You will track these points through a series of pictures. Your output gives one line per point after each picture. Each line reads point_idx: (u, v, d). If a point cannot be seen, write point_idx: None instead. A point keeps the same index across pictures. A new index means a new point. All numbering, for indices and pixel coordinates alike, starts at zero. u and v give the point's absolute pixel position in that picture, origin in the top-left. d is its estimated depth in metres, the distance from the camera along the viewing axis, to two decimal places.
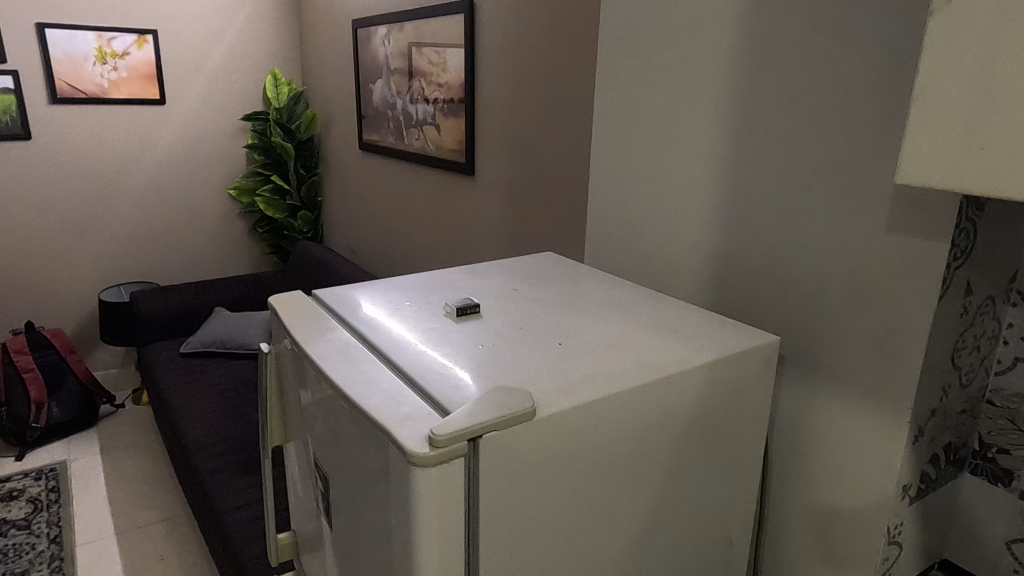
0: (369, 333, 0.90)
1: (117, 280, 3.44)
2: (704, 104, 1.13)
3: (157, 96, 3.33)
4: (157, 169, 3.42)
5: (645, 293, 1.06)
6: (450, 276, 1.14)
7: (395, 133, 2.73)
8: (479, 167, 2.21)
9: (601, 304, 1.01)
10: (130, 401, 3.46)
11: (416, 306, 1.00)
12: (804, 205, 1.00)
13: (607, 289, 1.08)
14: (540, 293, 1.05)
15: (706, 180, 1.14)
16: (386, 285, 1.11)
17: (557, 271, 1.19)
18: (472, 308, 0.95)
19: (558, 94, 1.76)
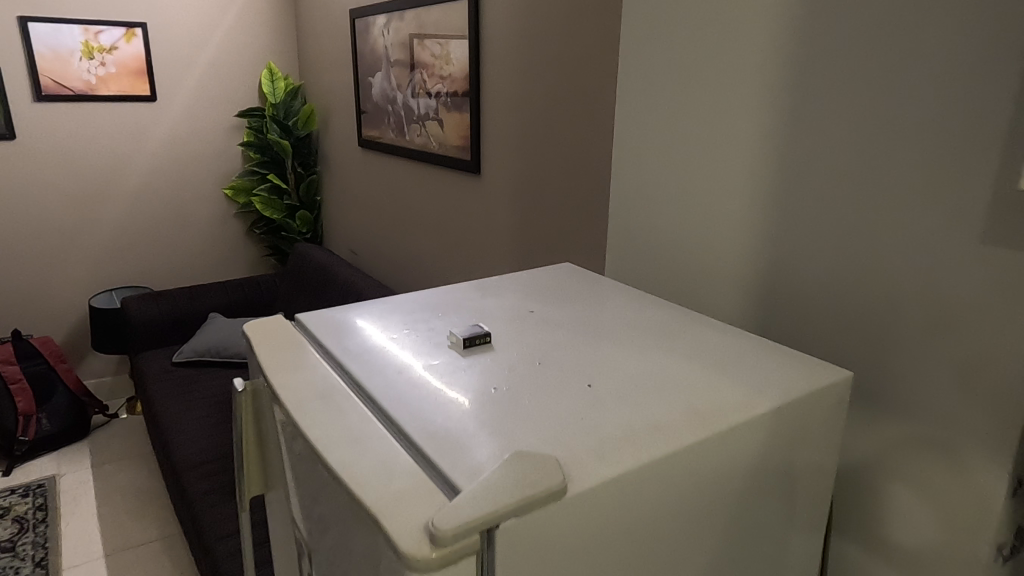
0: (359, 370, 0.75)
1: (108, 285, 3.31)
2: (745, 93, 0.98)
3: (148, 92, 3.19)
4: (149, 169, 3.28)
5: (683, 314, 0.90)
6: (455, 293, 0.99)
7: (396, 129, 2.58)
8: (485, 165, 2.06)
9: (634, 327, 0.86)
10: (124, 411, 3.33)
11: (417, 333, 0.85)
12: (871, 212, 0.85)
13: (640, 310, 0.92)
14: (561, 315, 0.90)
15: (749, 183, 0.99)
16: (381, 305, 0.96)
17: (578, 286, 1.04)
18: (482, 338, 0.80)
19: (571, 85, 1.60)
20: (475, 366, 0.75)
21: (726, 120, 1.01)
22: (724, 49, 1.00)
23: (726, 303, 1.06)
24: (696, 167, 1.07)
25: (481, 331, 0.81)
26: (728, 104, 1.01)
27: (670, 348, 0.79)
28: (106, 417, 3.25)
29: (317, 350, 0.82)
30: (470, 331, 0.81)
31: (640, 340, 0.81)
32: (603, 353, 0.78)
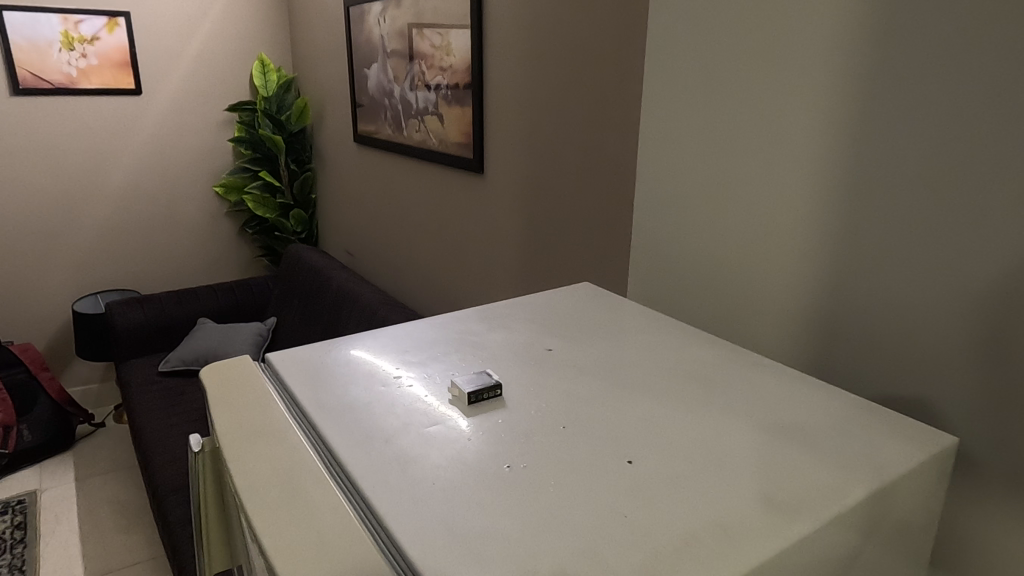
0: (334, 438, 0.59)
1: (94, 288, 3.16)
2: (807, 84, 0.82)
3: (133, 86, 3.03)
4: (135, 167, 3.12)
5: (737, 352, 0.75)
6: (459, 326, 0.83)
7: (393, 124, 2.42)
8: (488, 164, 1.90)
9: (675, 372, 0.71)
10: (112, 420, 3.19)
11: (412, 379, 0.70)
12: (960, 232, 0.69)
13: (680, 346, 0.77)
14: (585, 356, 0.75)
15: (811, 192, 0.83)
16: (370, 340, 0.81)
17: (603, 314, 0.89)
18: (490, 392, 0.65)
19: (586, 77, 1.45)
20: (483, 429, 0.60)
21: (784, 115, 0.85)
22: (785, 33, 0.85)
23: (781, 331, 0.90)
24: (745, 172, 0.92)
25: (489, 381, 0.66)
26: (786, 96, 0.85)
27: (726, 404, 0.64)
28: (93, 427, 3.11)
29: (286, 406, 0.67)
30: (474, 383, 0.65)
31: (686, 392, 0.66)
32: (644, 409, 0.63)
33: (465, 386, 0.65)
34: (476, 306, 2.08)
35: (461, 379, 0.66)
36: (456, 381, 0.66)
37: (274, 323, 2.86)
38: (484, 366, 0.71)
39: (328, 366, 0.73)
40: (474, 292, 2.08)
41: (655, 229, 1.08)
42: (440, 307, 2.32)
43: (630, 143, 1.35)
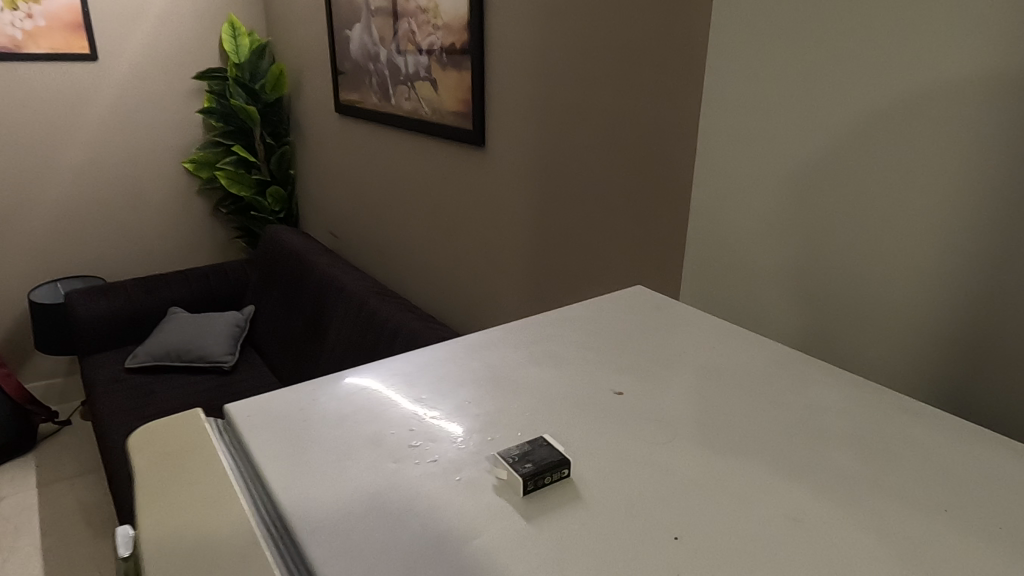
0: (297, 522, 0.43)
1: (53, 275, 2.89)
2: (952, 112, 0.85)
3: (88, 51, 2.73)
4: (93, 141, 2.83)
5: (867, 404, 0.58)
6: (486, 354, 0.64)
7: (379, 91, 2.17)
8: (491, 136, 1.67)
9: (801, 434, 0.53)
10: (78, 417, 2.95)
11: (435, 439, 0.51)
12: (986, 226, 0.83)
13: (789, 391, 0.60)
14: (662, 404, 0.56)
15: (939, 212, 0.88)
16: (373, 370, 0.62)
17: (670, 334, 0.70)
18: (557, 473, 0.46)
19: (616, 32, 1.23)
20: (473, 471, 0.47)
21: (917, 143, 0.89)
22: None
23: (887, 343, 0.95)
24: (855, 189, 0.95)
25: (552, 454, 0.48)
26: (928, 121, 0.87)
27: (881, 487, 0.47)
28: (57, 425, 2.87)
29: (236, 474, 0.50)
30: (526, 465, 0.46)
31: (820, 468, 0.49)
32: (780, 502, 0.46)
33: (515, 461, 0.47)
34: (479, 295, 1.87)
35: (508, 451, 0.48)
36: (508, 453, 0.48)
37: (252, 312, 2.64)
38: (540, 427, 0.52)
39: (307, 411, 0.55)
40: (476, 279, 1.87)
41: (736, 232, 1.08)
42: (435, 296, 2.10)
43: (675, 110, 1.13)
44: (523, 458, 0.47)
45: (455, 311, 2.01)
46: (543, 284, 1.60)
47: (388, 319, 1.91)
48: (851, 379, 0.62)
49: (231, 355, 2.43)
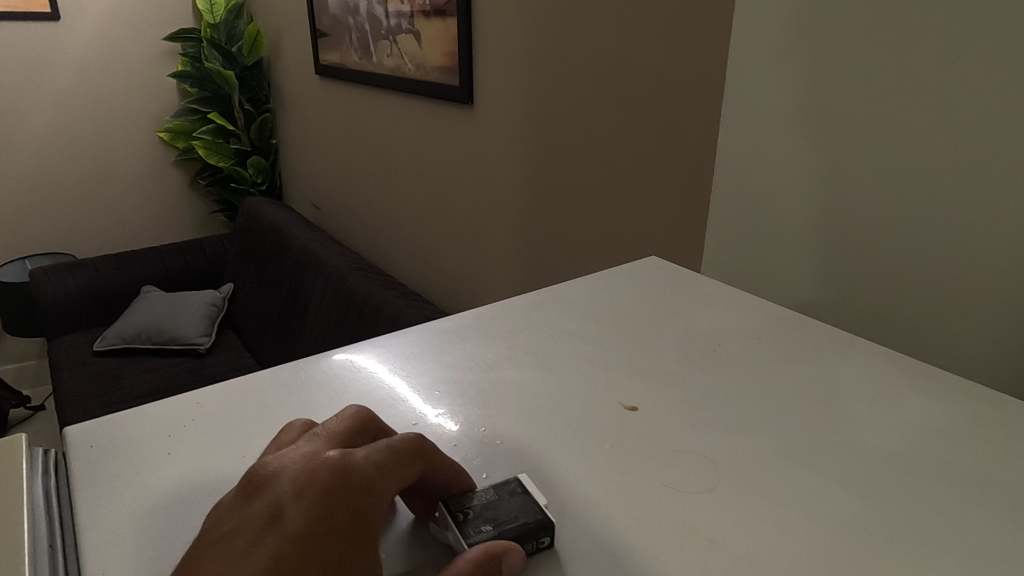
0: None
1: (22, 252, 2.73)
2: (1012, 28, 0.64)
3: (49, 9, 2.53)
4: (59, 108, 2.65)
5: (938, 431, 0.45)
6: (449, 359, 0.52)
7: (360, 48, 1.98)
8: (479, 92, 1.49)
9: (857, 481, 0.41)
10: (53, 401, 2.79)
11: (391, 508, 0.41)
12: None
13: (840, 410, 0.47)
14: (684, 431, 0.45)
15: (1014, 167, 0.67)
16: (316, 375, 0.51)
17: (687, 321, 0.58)
18: (528, 544, 0.36)
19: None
20: (431, 522, 0.39)
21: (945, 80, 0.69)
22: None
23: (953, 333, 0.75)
24: (912, 161, 0.73)
25: (526, 508, 0.38)
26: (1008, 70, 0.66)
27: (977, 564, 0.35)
28: (31, 410, 2.72)
29: (55, 565, 0.38)
30: (487, 527, 0.36)
31: (880, 538, 0.37)
32: None
33: (467, 522, 0.37)
34: (469, 271, 1.69)
35: (460, 505, 0.38)
36: (464, 507, 0.38)
37: (231, 291, 2.49)
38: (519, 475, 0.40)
39: (200, 452, 0.44)
40: (465, 253, 1.69)
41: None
42: (424, 272, 1.93)
43: (697, 53, 0.96)
44: (480, 516, 0.37)
45: (445, 288, 1.84)
46: (540, 258, 1.43)
47: (370, 298, 1.75)
48: (915, 390, 0.50)
49: (206, 337, 2.28)
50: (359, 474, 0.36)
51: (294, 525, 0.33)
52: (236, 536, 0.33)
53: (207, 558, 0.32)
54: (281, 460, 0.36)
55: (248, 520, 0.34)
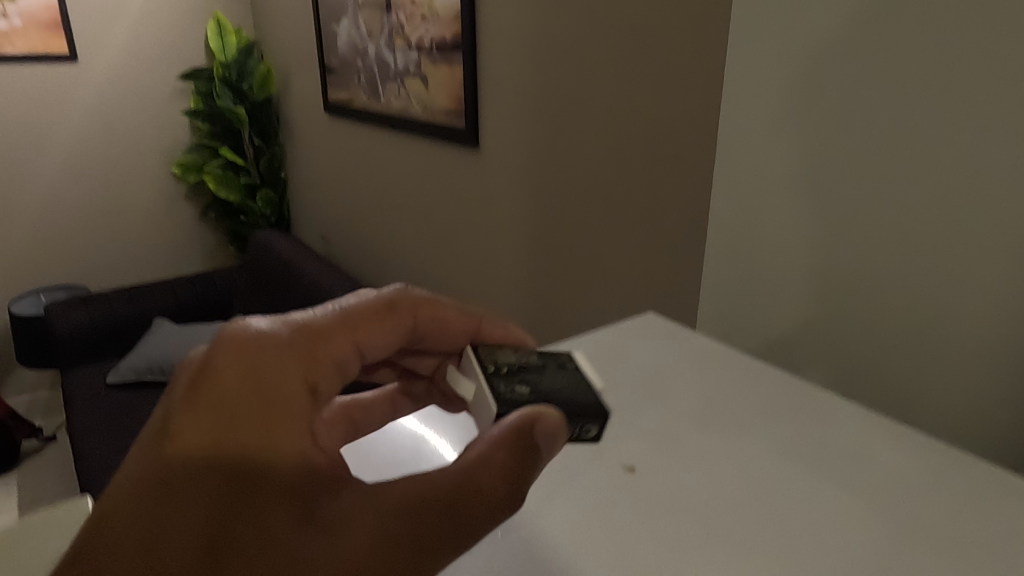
0: None
1: (36, 285, 2.78)
2: None
3: (67, 51, 2.62)
4: (75, 145, 2.73)
5: (906, 488, 0.50)
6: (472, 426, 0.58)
7: (368, 88, 2.05)
8: (485, 136, 1.55)
9: (833, 539, 0.45)
10: (63, 432, 2.83)
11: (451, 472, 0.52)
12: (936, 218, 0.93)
13: (822, 471, 0.52)
14: (680, 492, 0.49)
15: None
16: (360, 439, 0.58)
17: (681, 380, 0.63)
18: (576, 426, 0.46)
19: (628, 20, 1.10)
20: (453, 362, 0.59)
21: None
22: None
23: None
24: None
25: (582, 392, 0.48)
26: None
27: None
28: (42, 441, 2.75)
29: None
30: (543, 397, 0.47)
31: None
32: None
33: (504, 374, 0.49)
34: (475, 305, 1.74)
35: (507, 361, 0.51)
36: (499, 360, 0.51)
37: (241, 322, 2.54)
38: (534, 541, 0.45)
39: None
40: (471, 288, 1.74)
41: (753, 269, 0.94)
42: None
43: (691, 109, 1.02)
44: (516, 377, 0.49)
45: None
46: (542, 296, 1.47)
47: None
48: (891, 449, 0.54)
49: None
50: (267, 337, 0.46)
51: (221, 395, 0.43)
52: (171, 421, 0.41)
53: (164, 443, 0.41)
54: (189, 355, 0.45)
55: (179, 404, 0.42)
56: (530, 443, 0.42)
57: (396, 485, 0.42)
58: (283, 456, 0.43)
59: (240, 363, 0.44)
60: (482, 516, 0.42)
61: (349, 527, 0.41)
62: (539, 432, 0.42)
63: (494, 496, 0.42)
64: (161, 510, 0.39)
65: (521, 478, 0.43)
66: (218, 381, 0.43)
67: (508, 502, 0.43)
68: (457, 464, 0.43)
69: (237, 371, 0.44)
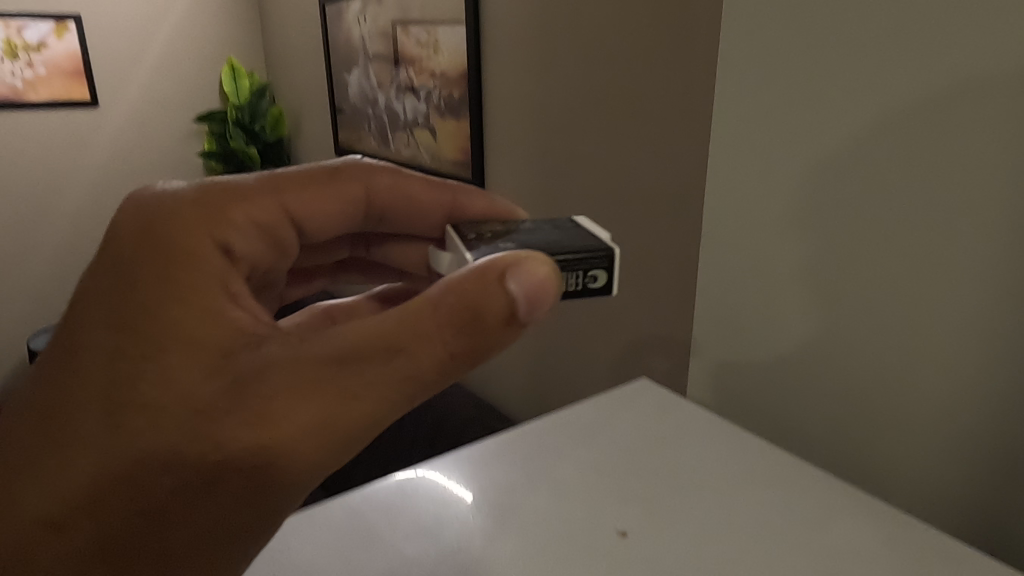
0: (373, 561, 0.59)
1: (54, 321, 2.86)
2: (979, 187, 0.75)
3: (88, 97, 2.71)
4: (94, 185, 2.83)
5: (860, 553, 0.58)
6: (477, 478, 0.69)
7: (378, 135, 2.15)
8: (493, 187, 1.66)
9: None
10: None
11: (430, 473, 0.69)
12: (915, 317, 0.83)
13: (769, 527, 0.61)
14: (661, 548, 0.59)
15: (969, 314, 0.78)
16: (385, 497, 0.67)
17: (669, 449, 0.72)
18: (573, 277, 0.55)
19: (632, 90, 1.24)
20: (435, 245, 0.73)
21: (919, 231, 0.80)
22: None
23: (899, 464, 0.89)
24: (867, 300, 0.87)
25: (582, 242, 0.58)
26: (974, 224, 0.76)
27: None
28: None
29: None
30: (556, 245, 0.56)
31: None
32: None
33: (492, 241, 0.60)
34: None
35: (493, 231, 0.63)
36: (483, 232, 0.64)
37: None
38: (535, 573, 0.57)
39: (311, 556, 0.60)
40: None
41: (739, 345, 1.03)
42: None
43: None
44: (504, 241, 0.60)
45: None
46: (549, 336, 1.57)
47: None
48: (858, 519, 0.62)
49: None
50: (200, 194, 0.52)
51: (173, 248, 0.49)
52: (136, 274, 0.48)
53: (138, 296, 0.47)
54: (137, 217, 0.50)
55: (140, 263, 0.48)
56: (504, 285, 0.48)
57: (324, 347, 0.48)
58: (223, 320, 0.47)
59: (193, 236, 0.50)
60: (399, 380, 0.48)
61: (277, 391, 0.47)
62: (516, 279, 0.48)
63: (433, 348, 0.48)
64: (112, 352, 0.47)
65: (461, 336, 0.48)
66: (168, 252, 0.49)
67: (439, 357, 0.48)
68: (392, 319, 0.49)
69: (189, 245, 0.49)
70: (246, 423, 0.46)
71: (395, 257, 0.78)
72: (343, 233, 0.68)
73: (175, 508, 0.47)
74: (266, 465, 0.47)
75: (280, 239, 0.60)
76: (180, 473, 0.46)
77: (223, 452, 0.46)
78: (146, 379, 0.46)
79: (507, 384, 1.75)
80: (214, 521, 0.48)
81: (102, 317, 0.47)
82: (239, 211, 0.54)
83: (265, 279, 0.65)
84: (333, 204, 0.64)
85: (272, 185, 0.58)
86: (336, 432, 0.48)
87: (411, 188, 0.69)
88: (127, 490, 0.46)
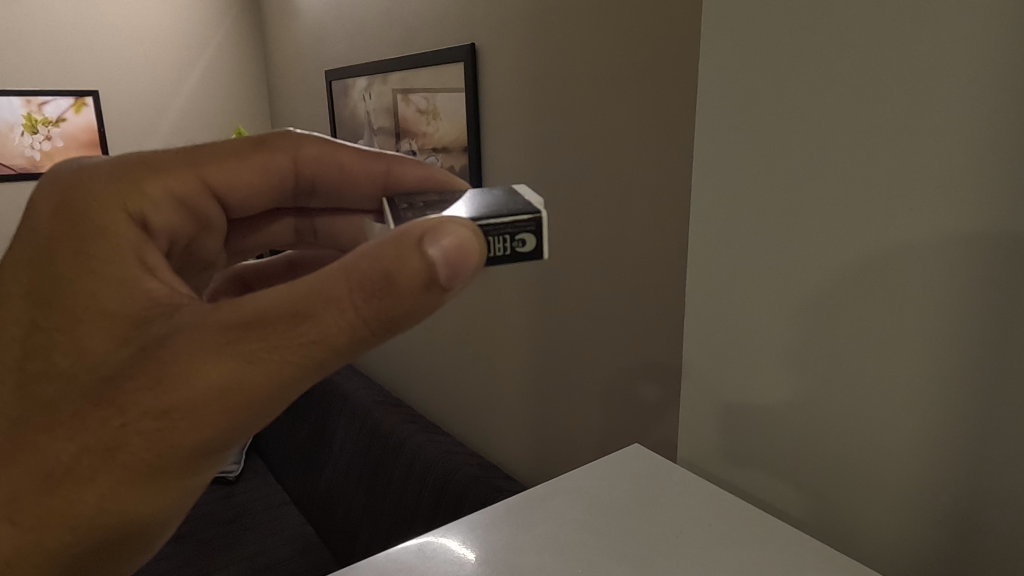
0: None
1: None
2: (917, 265, 0.77)
3: None
4: None
5: None
6: (489, 539, 0.75)
7: None
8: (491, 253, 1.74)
9: None
10: None
11: (448, 539, 0.76)
12: (853, 387, 0.85)
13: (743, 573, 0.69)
14: None
15: (911, 380, 0.80)
16: (408, 560, 0.73)
17: (658, 510, 0.79)
18: (497, 241, 0.58)
19: (617, 166, 1.33)
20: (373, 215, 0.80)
21: (864, 299, 0.82)
22: (914, 128, 0.75)
23: (887, 524, 0.85)
24: None
25: (513, 207, 0.61)
26: (910, 299, 0.78)
27: None
28: None
29: None
30: (483, 211, 0.59)
31: None
32: None
33: (404, 208, 0.67)
34: (482, 405, 1.88)
35: (421, 202, 0.68)
36: (409, 199, 0.70)
37: None
38: None
39: None
40: (477, 388, 1.89)
41: (722, 409, 1.01)
42: (437, 403, 2.11)
43: None
44: (417, 207, 0.66)
45: (456, 419, 2.01)
46: (549, 396, 1.64)
47: (392, 430, 1.95)
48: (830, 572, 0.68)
49: (236, 465, 2.42)
50: (112, 167, 0.61)
51: (79, 220, 0.57)
52: (50, 243, 0.57)
53: (55, 266, 0.56)
54: (52, 187, 0.59)
55: (54, 231, 0.57)
56: (423, 251, 0.51)
57: (226, 316, 0.53)
58: (137, 290, 0.55)
59: (108, 213, 0.58)
60: (303, 343, 0.52)
61: (176, 356, 0.52)
62: (433, 245, 0.50)
63: (343, 312, 0.52)
64: (35, 319, 0.56)
65: (375, 304, 0.51)
66: (83, 226, 0.57)
67: (346, 322, 0.52)
68: (303, 286, 0.53)
69: (104, 222, 0.57)
70: (145, 386, 0.52)
71: (341, 226, 0.85)
72: (272, 199, 0.77)
73: (79, 468, 0.54)
74: (165, 427, 0.53)
75: (199, 210, 0.69)
76: (83, 432, 0.54)
77: (125, 415, 0.53)
78: (62, 347, 0.55)
79: (508, 441, 1.81)
80: (121, 481, 0.55)
81: (29, 294, 0.57)
82: (157, 185, 0.62)
83: (194, 254, 0.74)
84: (253, 173, 0.73)
85: (190, 160, 0.67)
86: (235, 396, 0.53)
87: (342, 157, 0.76)
88: (36, 447, 0.54)
